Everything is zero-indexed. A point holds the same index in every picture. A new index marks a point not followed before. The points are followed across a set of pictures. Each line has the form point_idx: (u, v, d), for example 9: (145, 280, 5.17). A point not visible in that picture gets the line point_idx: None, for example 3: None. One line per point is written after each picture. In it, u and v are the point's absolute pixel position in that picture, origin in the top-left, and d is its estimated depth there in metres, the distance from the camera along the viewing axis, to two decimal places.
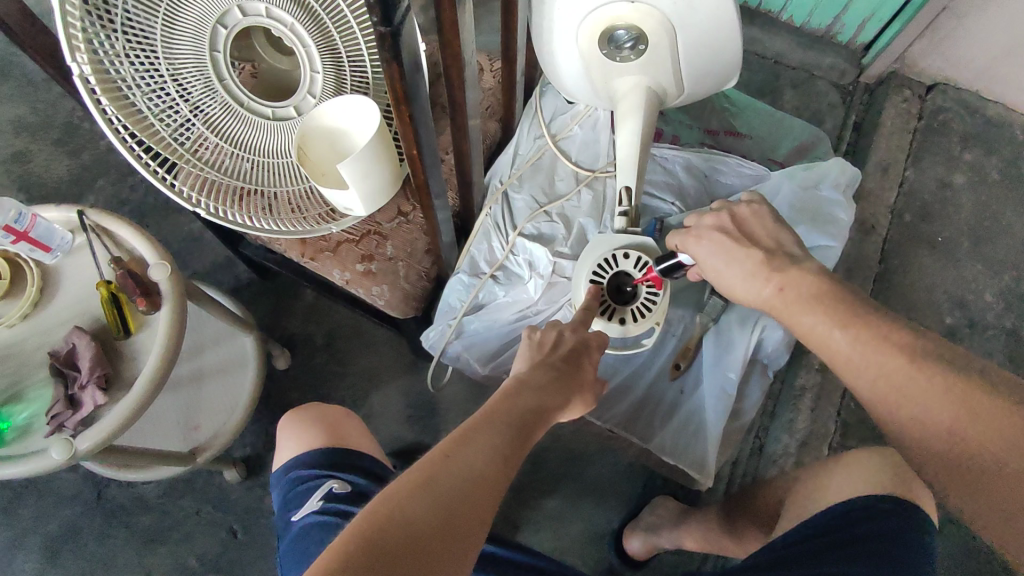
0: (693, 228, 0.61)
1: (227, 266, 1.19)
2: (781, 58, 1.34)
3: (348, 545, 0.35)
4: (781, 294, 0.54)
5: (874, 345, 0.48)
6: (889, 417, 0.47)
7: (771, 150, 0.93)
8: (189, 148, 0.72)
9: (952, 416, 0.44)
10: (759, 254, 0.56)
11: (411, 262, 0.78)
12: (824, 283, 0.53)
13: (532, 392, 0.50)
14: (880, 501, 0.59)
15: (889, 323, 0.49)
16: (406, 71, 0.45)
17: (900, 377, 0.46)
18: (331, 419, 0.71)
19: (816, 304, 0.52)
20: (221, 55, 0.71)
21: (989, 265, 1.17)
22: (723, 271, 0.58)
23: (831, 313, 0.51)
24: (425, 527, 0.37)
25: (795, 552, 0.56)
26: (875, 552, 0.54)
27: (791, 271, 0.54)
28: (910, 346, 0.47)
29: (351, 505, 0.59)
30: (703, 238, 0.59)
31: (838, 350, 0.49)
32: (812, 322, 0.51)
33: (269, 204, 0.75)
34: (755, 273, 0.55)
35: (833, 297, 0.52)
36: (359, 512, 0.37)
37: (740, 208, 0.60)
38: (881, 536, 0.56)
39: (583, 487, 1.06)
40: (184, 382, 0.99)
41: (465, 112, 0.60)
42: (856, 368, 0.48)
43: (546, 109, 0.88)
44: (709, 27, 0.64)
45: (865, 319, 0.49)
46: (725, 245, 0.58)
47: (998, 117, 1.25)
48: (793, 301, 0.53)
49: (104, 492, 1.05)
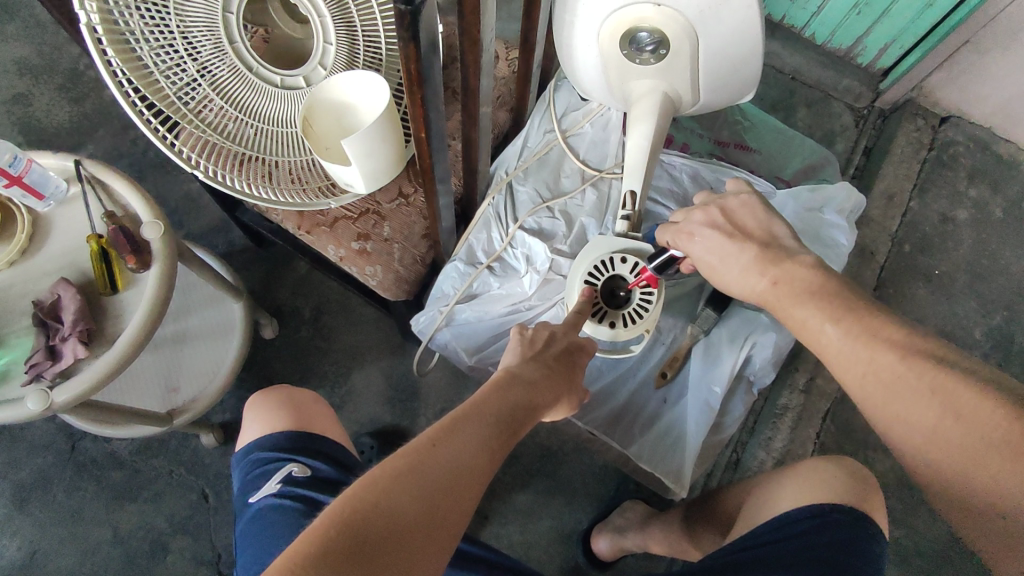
0: (685, 224, 0.60)
1: (223, 230, 1.18)
2: (798, 74, 1.33)
3: (327, 530, 0.35)
4: (774, 288, 0.53)
5: (865, 341, 0.47)
6: (873, 413, 0.47)
7: (779, 168, 0.93)
8: (192, 108, 0.70)
9: (934, 415, 0.43)
10: (754, 248, 0.55)
11: (407, 245, 0.78)
12: (822, 276, 0.51)
13: (522, 387, 0.49)
14: (833, 510, 0.60)
15: (882, 320, 0.48)
16: (422, 53, 0.44)
17: (888, 375, 0.45)
18: (297, 404, 0.68)
19: (809, 297, 0.51)
20: (233, 17, 0.69)
21: (982, 303, 1.18)
22: (718, 267, 0.57)
23: (825, 307, 0.50)
24: (407, 518, 0.37)
25: (750, 559, 0.57)
26: (828, 560, 0.54)
27: (786, 265, 0.53)
28: (902, 344, 0.46)
29: (316, 493, 0.57)
30: (695, 234, 0.59)
31: (830, 344, 0.49)
32: (805, 315, 0.50)
33: (270, 172, 0.75)
34: (751, 268, 0.54)
35: (827, 291, 0.50)
36: (342, 495, 0.37)
37: (730, 201, 0.59)
38: (833, 546, 0.56)
39: (555, 484, 1.06)
40: (167, 342, 0.98)
41: (477, 99, 0.59)
42: (845, 363, 0.48)
43: (558, 103, 0.87)
44: (732, 37, 0.63)
45: (857, 313, 0.49)
46: (720, 243, 0.57)
47: (1006, 156, 1.26)
48: (786, 295, 0.52)
49: (77, 445, 1.05)
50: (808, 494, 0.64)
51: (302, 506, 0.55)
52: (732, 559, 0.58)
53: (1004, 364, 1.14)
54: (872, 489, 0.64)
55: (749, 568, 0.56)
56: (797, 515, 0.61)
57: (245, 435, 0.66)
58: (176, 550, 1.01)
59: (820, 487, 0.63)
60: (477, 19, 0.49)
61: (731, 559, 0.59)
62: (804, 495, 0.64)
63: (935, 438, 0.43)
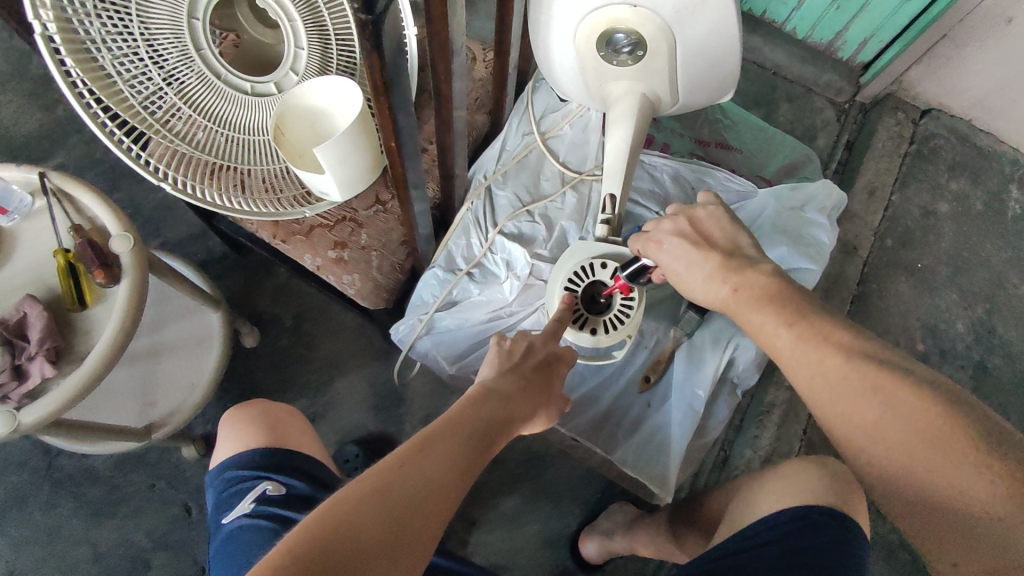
0: (654, 232, 0.58)
1: (201, 238, 1.16)
2: (779, 70, 1.33)
3: (296, 545, 0.35)
4: (736, 295, 0.52)
5: (816, 344, 0.46)
6: (823, 415, 0.46)
7: (760, 167, 0.92)
8: (159, 118, 0.68)
9: (877, 417, 0.43)
10: (717, 257, 0.54)
11: (385, 253, 0.76)
12: (779, 284, 0.50)
13: (497, 402, 0.50)
14: (817, 513, 0.59)
15: (833, 323, 0.47)
16: (387, 61, 0.42)
17: (838, 379, 0.45)
18: (272, 419, 0.66)
19: (765, 303, 0.50)
20: (200, 23, 0.68)
21: (964, 296, 1.18)
22: (684, 275, 0.56)
23: (780, 312, 0.49)
24: (373, 536, 0.37)
25: (733, 568, 0.57)
26: (810, 564, 0.54)
27: (747, 273, 0.52)
28: (848, 346, 0.46)
29: (292, 512, 0.56)
30: (664, 242, 0.57)
31: (783, 348, 0.48)
32: (761, 321, 0.49)
33: (243, 181, 0.73)
34: (712, 276, 0.53)
35: (781, 297, 0.49)
36: (313, 511, 0.37)
37: (697, 211, 0.58)
38: (815, 549, 0.56)
39: (543, 488, 1.06)
40: (142, 355, 0.96)
41: (450, 104, 0.57)
42: (797, 366, 0.47)
43: (537, 105, 0.86)
44: (709, 38, 0.62)
45: (808, 317, 0.48)
46: (686, 251, 0.55)
47: (986, 149, 1.27)
48: (745, 302, 0.51)
49: (53, 462, 1.03)
50: (786, 497, 0.63)
51: (277, 526, 0.54)
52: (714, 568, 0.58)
53: (985, 357, 1.15)
54: (854, 490, 0.64)
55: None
56: (776, 520, 0.60)
57: (218, 453, 0.64)
58: (159, 566, 0.99)
59: (800, 490, 0.63)
60: (445, 23, 0.47)
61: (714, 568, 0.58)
62: (784, 499, 0.63)
63: (879, 438, 0.43)
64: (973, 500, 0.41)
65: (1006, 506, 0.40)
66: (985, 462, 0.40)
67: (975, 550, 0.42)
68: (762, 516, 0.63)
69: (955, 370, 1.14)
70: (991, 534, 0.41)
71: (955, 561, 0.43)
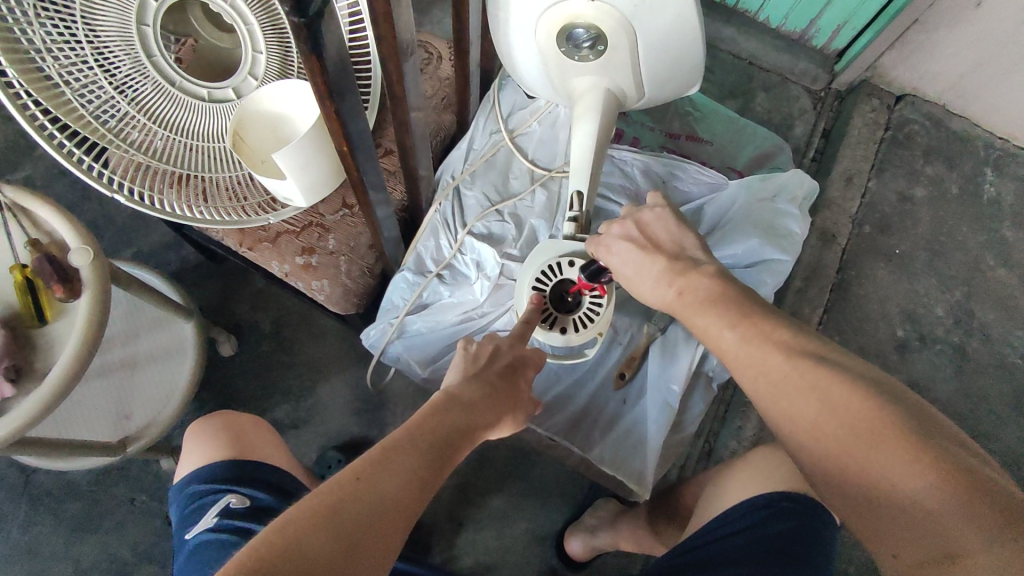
0: (604, 236, 0.61)
1: (174, 246, 1.14)
2: (755, 59, 1.32)
3: (249, 563, 0.34)
4: (680, 298, 0.54)
5: (757, 343, 0.48)
6: (770, 414, 0.48)
7: (732, 158, 0.91)
8: (113, 128, 0.67)
9: (812, 411, 0.44)
10: (662, 260, 0.56)
11: (354, 257, 0.75)
12: (721, 285, 0.53)
13: (460, 411, 0.51)
14: (782, 499, 0.60)
15: (775, 322, 0.49)
16: (328, 65, 0.41)
17: (774, 375, 0.47)
18: (237, 430, 0.65)
19: (709, 305, 0.52)
20: (150, 29, 0.67)
21: (942, 280, 1.19)
22: (633, 278, 0.58)
23: (724, 313, 0.51)
24: (325, 557, 0.36)
25: (700, 559, 0.59)
26: (777, 548, 0.56)
27: (690, 275, 0.55)
28: (789, 345, 0.47)
29: (253, 524, 0.55)
30: (612, 247, 0.60)
31: (728, 348, 0.50)
32: (705, 322, 0.52)
33: (205, 190, 0.72)
34: (660, 279, 0.56)
35: (725, 298, 0.52)
36: (267, 527, 0.37)
37: (644, 215, 0.60)
38: (782, 536, 0.57)
39: (528, 487, 1.05)
40: (115, 368, 0.95)
41: (406, 105, 0.56)
42: (741, 365, 0.49)
43: (503, 103, 0.85)
44: (669, 32, 0.61)
45: (752, 318, 0.50)
46: (633, 254, 0.58)
47: (960, 133, 1.27)
48: (690, 304, 0.53)
49: (30, 479, 1.01)
50: (754, 485, 0.64)
51: (238, 539, 0.53)
52: (686, 560, 0.60)
53: (965, 340, 1.16)
54: None
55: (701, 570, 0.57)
56: (744, 510, 0.61)
57: (182, 468, 0.64)
58: None
59: (769, 481, 0.63)
60: (391, 23, 0.46)
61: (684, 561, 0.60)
62: (751, 488, 0.64)
63: (817, 433, 0.44)
64: (906, 490, 0.39)
65: (933, 494, 0.38)
66: (913, 451, 0.40)
67: (910, 543, 0.39)
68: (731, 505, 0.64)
69: (935, 354, 1.15)
70: (920, 523, 0.39)
71: (894, 552, 0.40)
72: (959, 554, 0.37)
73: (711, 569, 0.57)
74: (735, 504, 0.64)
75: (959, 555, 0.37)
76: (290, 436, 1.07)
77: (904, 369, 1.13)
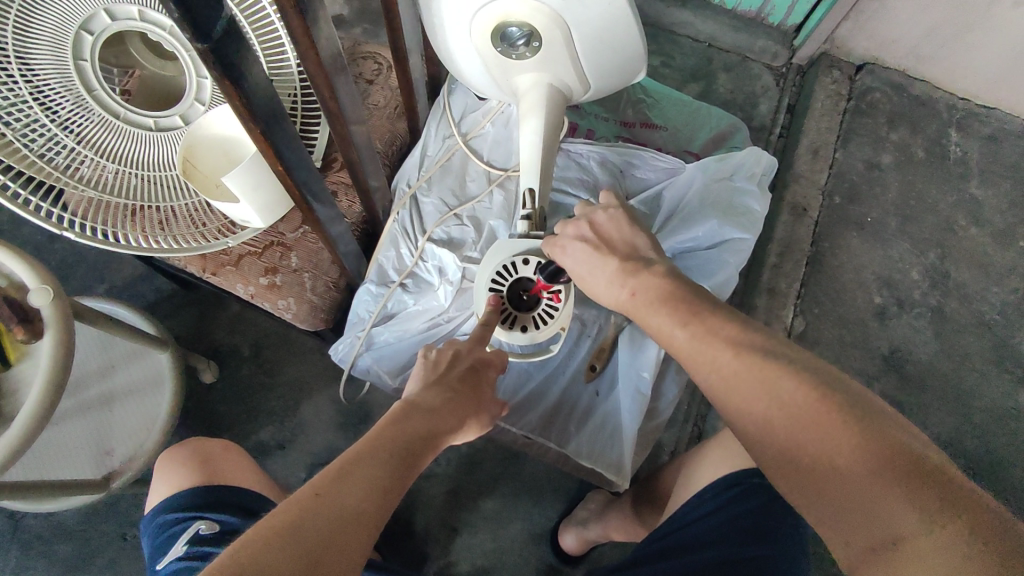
0: (559, 237, 0.61)
1: (147, 278, 1.14)
2: (713, 41, 1.33)
3: None
4: (634, 299, 0.54)
5: (708, 341, 0.48)
6: (722, 408, 0.48)
7: (687, 142, 0.92)
8: (59, 165, 0.67)
9: (762, 404, 0.44)
10: (616, 261, 0.57)
11: (318, 273, 0.75)
12: (672, 285, 0.53)
13: (421, 416, 0.51)
14: (751, 476, 0.61)
15: (724, 320, 0.49)
16: (246, 88, 0.41)
17: (725, 370, 0.47)
18: (205, 455, 0.67)
19: (661, 304, 0.52)
20: (88, 64, 0.67)
21: (916, 244, 1.19)
22: (590, 280, 0.58)
23: (675, 312, 0.51)
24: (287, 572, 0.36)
25: (676, 544, 0.59)
26: (746, 528, 0.57)
27: (642, 276, 0.54)
28: (739, 342, 0.47)
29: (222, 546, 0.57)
30: (568, 247, 0.60)
31: (680, 347, 0.50)
32: (658, 322, 0.52)
33: (164, 219, 0.72)
34: (613, 280, 0.56)
35: (674, 297, 0.52)
36: (224, 550, 0.36)
37: (598, 216, 0.61)
38: (751, 514, 0.58)
39: (520, 485, 1.05)
40: (94, 405, 0.94)
41: (342, 120, 0.56)
42: (694, 364, 0.49)
43: (455, 107, 0.85)
44: (603, 22, 0.61)
45: (701, 317, 0.50)
46: (589, 255, 0.58)
47: (922, 97, 1.28)
48: (643, 304, 0.53)
49: (19, 523, 1.01)
50: (724, 464, 0.64)
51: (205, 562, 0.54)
52: (661, 546, 0.60)
53: (943, 302, 1.17)
54: None
55: (675, 555, 0.57)
56: (713, 491, 0.62)
57: (154, 497, 0.66)
58: None
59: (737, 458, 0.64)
60: (310, 40, 0.47)
61: (660, 546, 0.60)
62: (723, 467, 0.64)
63: (768, 425, 0.44)
64: (851, 473, 0.40)
65: (875, 478, 0.39)
66: (856, 436, 0.41)
67: (858, 530, 0.40)
68: (704, 486, 0.65)
69: (915, 319, 1.15)
70: (866, 507, 0.39)
71: (846, 540, 0.40)
72: (903, 538, 0.37)
73: (688, 552, 0.57)
74: (708, 484, 0.64)
75: (903, 539, 0.37)
76: (278, 457, 1.07)
77: (884, 336, 1.14)
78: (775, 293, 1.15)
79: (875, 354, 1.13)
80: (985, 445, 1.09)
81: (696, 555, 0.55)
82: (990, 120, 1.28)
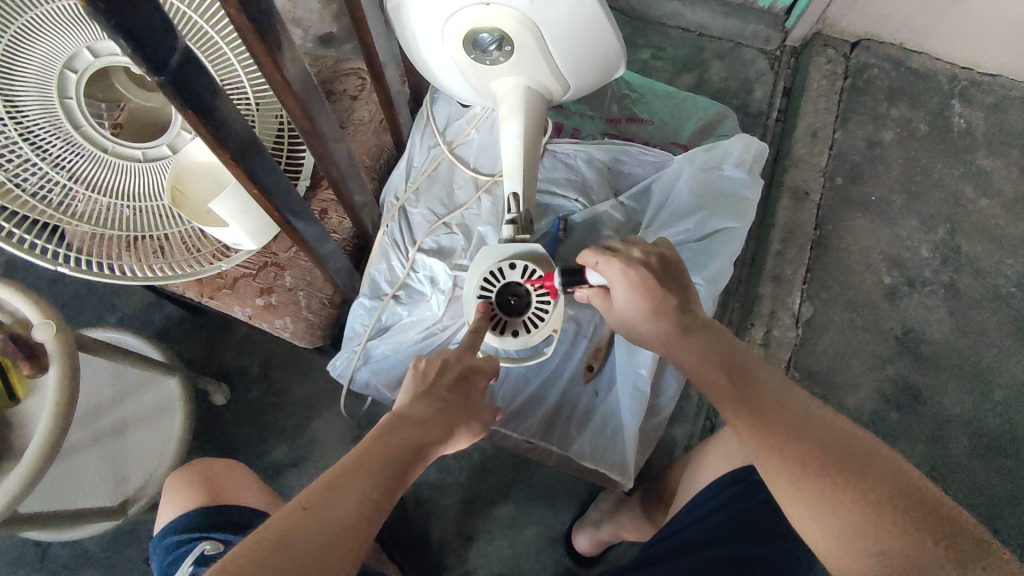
0: (624, 253, 0.59)
1: (156, 306, 1.16)
2: (704, 30, 1.31)
3: None
4: (680, 337, 0.55)
5: (741, 381, 0.50)
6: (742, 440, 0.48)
7: (675, 134, 0.91)
8: (51, 202, 0.68)
9: (788, 438, 0.46)
10: (675, 301, 0.57)
11: (312, 291, 0.76)
12: (717, 331, 0.56)
13: (411, 428, 0.51)
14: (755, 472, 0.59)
15: (757, 364, 0.52)
16: (208, 114, 0.41)
17: (755, 406, 0.48)
18: (210, 476, 0.68)
19: (706, 347, 0.54)
20: (74, 101, 0.69)
21: (923, 221, 1.17)
22: (631, 307, 0.58)
23: (713, 355, 0.53)
24: None
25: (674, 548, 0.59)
26: (745, 525, 0.56)
27: (693, 320, 0.56)
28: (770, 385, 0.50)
29: None
30: (628, 265, 0.58)
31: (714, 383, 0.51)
32: (697, 360, 0.53)
33: (160, 246, 0.74)
34: (663, 314, 0.56)
35: (717, 342, 0.54)
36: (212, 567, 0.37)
37: (666, 252, 0.60)
38: (757, 509, 0.57)
39: (533, 489, 1.05)
40: (107, 435, 0.96)
41: (319, 139, 0.57)
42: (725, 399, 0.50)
43: (438, 116, 0.85)
44: (574, 22, 0.61)
45: (739, 360, 0.52)
46: (645, 281, 0.57)
47: (921, 70, 1.25)
48: (691, 342, 0.54)
49: (45, 552, 1.03)
50: (728, 460, 0.64)
51: None
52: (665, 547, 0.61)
53: (955, 278, 1.14)
54: None
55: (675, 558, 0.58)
56: (719, 487, 0.61)
57: (164, 518, 0.67)
58: None
59: (736, 448, 0.62)
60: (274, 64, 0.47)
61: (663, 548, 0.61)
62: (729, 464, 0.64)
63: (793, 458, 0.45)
64: (873, 511, 0.41)
65: (893, 516, 0.41)
66: (883, 471, 0.43)
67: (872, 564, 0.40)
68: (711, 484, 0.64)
69: (927, 297, 1.13)
70: (881, 545, 0.41)
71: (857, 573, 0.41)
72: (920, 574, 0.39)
73: (688, 553, 0.57)
74: (713, 481, 0.63)
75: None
76: (292, 475, 1.08)
77: (896, 316, 1.11)
78: (781, 280, 1.13)
79: (888, 335, 1.10)
80: (1007, 422, 1.06)
81: (696, 556, 0.56)
82: (993, 88, 1.25)
